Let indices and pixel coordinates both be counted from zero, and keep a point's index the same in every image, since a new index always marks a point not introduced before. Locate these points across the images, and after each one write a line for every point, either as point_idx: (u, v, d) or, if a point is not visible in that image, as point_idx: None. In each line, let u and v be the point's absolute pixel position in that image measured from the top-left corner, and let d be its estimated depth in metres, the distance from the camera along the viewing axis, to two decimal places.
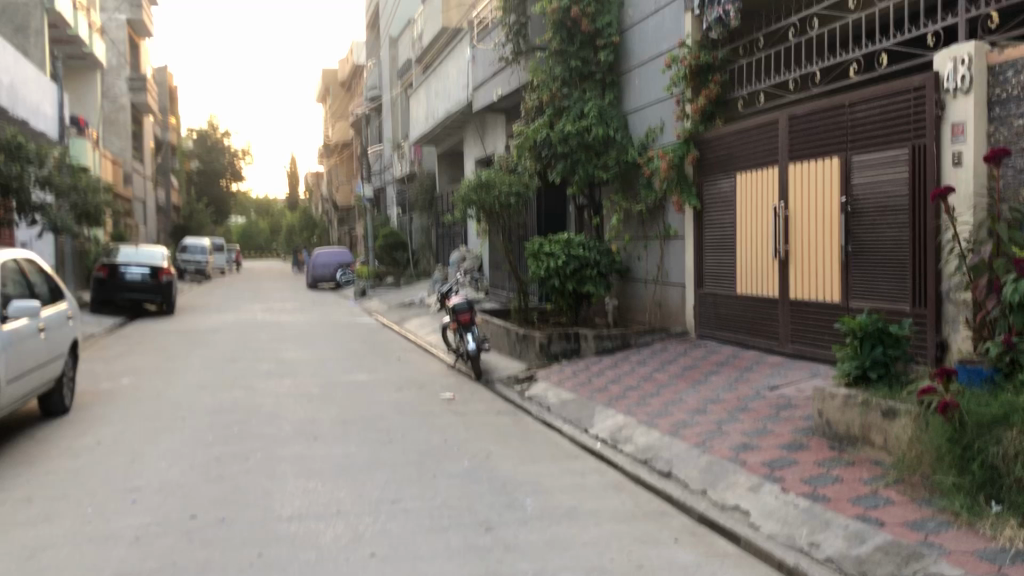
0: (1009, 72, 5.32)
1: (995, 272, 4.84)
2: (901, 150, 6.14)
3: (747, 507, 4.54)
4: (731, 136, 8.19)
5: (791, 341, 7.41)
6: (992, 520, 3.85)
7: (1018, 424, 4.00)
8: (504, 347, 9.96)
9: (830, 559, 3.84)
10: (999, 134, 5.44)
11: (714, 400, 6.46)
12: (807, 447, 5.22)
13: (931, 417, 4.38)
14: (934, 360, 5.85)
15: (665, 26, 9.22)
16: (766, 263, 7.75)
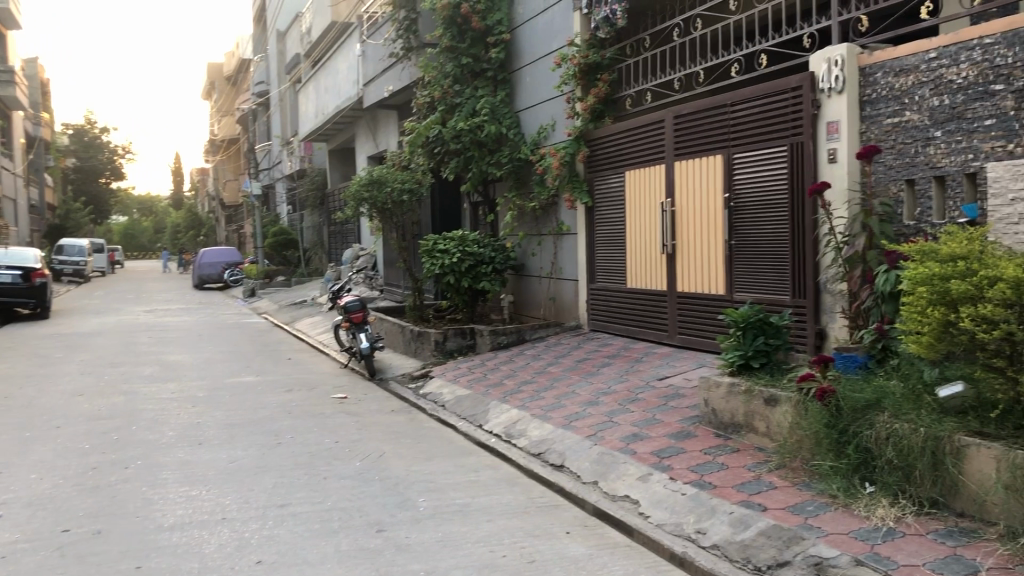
0: (879, 74, 5.59)
1: (869, 264, 5.17)
2: (781, 147, 6.37)
3: (637, 497, 4.63)
4: (619, 134, 8.34)
5: (678, 333, 7.59)
6: (866, 501, 4.03)
7: (889, 408, 4.17)
8: (398, 345, 9.88)
9: (716, 545, 3.95)
10: (870, 133, 5.69)
11: (605, 391, 6.57)
12: (694, 435, 5.36)
13: (810, 403, 4.58)
14: (813, 349, 6.08)
15: (554, 25, 9.33)
16: (655, 257, 7.92)
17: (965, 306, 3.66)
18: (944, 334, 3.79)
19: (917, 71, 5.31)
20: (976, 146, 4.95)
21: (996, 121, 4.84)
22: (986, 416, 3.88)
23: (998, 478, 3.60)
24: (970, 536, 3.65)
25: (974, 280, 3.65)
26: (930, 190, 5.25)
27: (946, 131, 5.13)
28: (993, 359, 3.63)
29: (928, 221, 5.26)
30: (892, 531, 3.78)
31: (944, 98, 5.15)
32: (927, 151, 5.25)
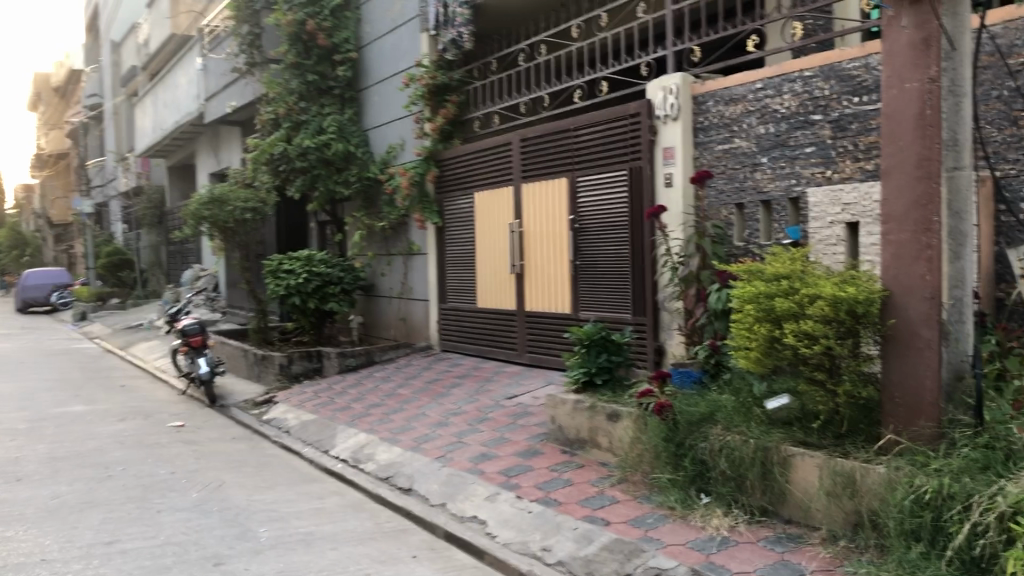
0: (710, 102, 5.92)
1: (702, 283, 5.45)
2: (621, 171, 6.58)
3: (484, 517, 4.64)
4: (468, 155, 8.41)
5: (527, 351, 7.69)
6: (702, 512, 4.21)
7: (722, 421, 4.36)
8: (241, 369, 9.55)
9: (561, 562, 4.01)
10: (703, 158, 6.00)
11: (455, 412, 6.57)
12: (542, 452, 5.44)
13: (649, 418, 4.73)
14: (653, 365, 6.30)
15: (401, 45, 9.35)
16: (504, 277, 8.00)
17: (788, 322, 3.84)
18: (770, 350, 3.97)
19: (745, 100, 5.65)
20: (798, 172, 5.29)
21: (815, 149, 5.18)
22: (809, 427, 4.11)
23: (820, 485, 3.83)
24: (796, 541, 3.86)
25: (795, 297, 3.85)
26: (758, 213, 5.58)
27: (772, 158, 5.47)
28: (814, 371, 3.89)
29: (756, 242, 5.59)
30: (726, 539, 3.95)
31: (769, 126, 5.50)
32: (755, 176, 5.59)
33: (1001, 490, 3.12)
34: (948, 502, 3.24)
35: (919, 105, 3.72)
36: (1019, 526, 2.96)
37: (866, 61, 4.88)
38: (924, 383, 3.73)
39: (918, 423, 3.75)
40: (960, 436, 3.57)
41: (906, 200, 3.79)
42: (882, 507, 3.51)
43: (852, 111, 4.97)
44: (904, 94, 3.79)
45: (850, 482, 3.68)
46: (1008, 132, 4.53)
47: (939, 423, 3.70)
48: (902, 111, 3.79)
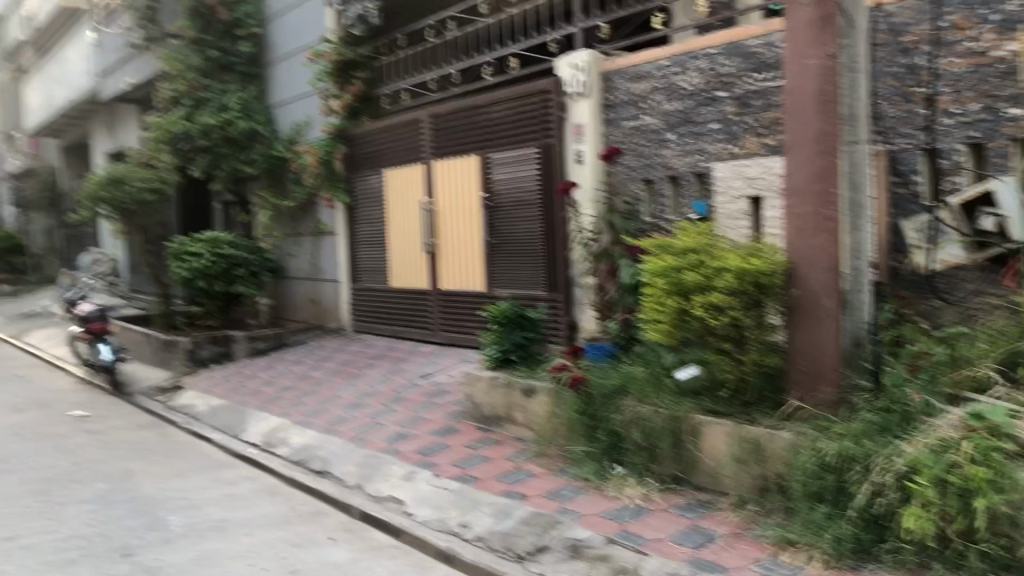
0: (618, 79, 6.01)
1: (614, 259, 5.59)
2: (532, 148, 6.59)
3: (402, 497, 4.62)
4: (377, 133, 8.30)
5: (441, 330, 7.68)
6: (617, 482, 4.30)
7: (635, 393, 4.43)
8: (145, 355, 9.25)
9: (479, 537, 4.03)
10: (612, 135, 6.10)
11: (369, 393, 6.52)
12: (458, 430, 5.45)
13: (563, 392, 4.77)
14: (567, 340, 6.37)
15: (306, 21, 9.14)
16: (416, 256, 7.95)
17: (697, 296, 3.93)
18: (681, 321, 4.06)
19: (652, 78, 5.75)
20: (704, 147, 5.41)
21: (721, 125, 5.30)
22: (718, 395, 4.24)
23: (729, 452, 3.95)
24: (706, 508, 3.99)
25: (703, 271, 3.93)
26: (665, 188, 5.70)
27: (678, 134, 5.58)
28: (723, 343, 4.01)
29: (664, 217, 5.73)
30: (640, 508, 4.06)
31: (676, 103, 5.60)
32: (662, 153, 5.70)
33: (898, 451, 3.29)
34: (849, 464, 3.40)
35: (820, 81, 3.85)
36: (914, 483, 3.14)
37: (769, 38, 5.02)
38: (826, 350, 3.88)
39: (821, 389, 3.91)
40: (860, 401, 3.73)
41: (809, 173, 3.91)
42: (788, 471, 3.64)
43: (756, 88, 5.10)
44: (805, 69, 3.91)
45: (757, 448, 3.81)
46: (902, 108, 4.72)
47: (840, 389, 3.86)
48: (804, 87, 3.90)
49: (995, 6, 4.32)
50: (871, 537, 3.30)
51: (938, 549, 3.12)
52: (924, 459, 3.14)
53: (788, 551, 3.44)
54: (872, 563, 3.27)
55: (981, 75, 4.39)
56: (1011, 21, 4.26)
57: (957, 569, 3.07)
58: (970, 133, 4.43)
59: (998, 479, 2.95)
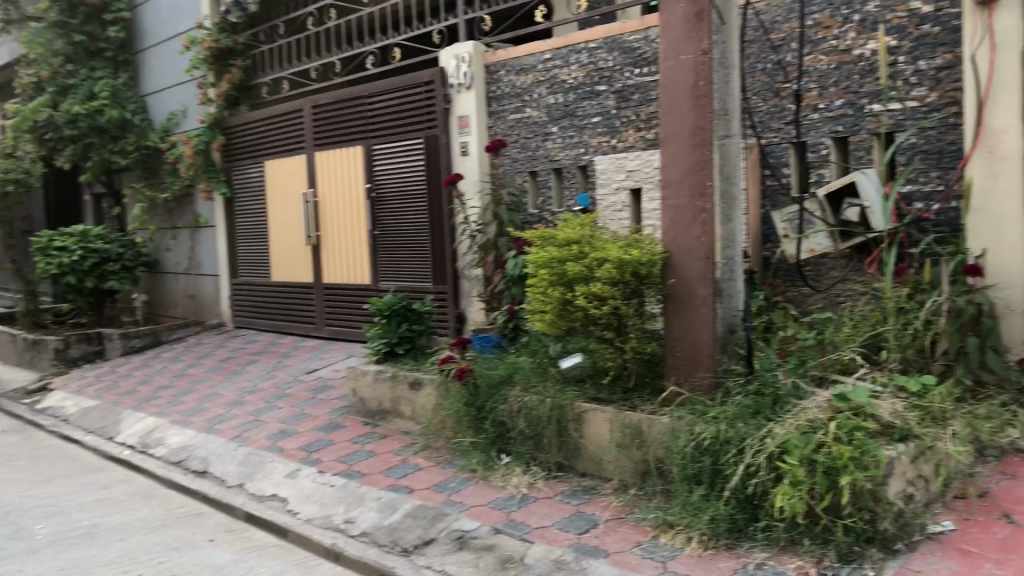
0: (502, 72, 6.07)
1: (500, 250, 5.64)
2: (415, 139, 6.53)
3: (285, 494, 4.52)
4: (256, 122, 8.07)
5: (325, 325, 7.55)
6: (503, 472, 4.33)
7: (520, 383, 4.46)
8: (9, 356, 8.75)
9: (365, 533, 3.98)
10: (497, 127, 6.15)
11: (250, 390, 6.36)
12: (343, 425, 5.38)
13: (450, 383, 4.77)
14: (454, 332, 6.37)
15: (180, 6, 8.84)
16: (298, 249, 7.78)
17: (578, 285, 3.99)
18: (563, 312, 4.11)
19: (535, 70, 5.86)
20: (586, 141, 5.57)
21: (601, 118, 5.48)
22: (600, 383, 4.35)
23: (611, 437, 4.04)
24: (591, 493, 4.07)
25: (584, 261, 3.99)
26: (550, 180, 5.83)
27: (561, 127, 5.72)
28: (604, 332, 4.10)
29: (549, 209, 5.84)
30: (526, 496, 4.09)
31: (558, 96, 5.74)
32: (546, 146, 5.82)
33: (769, 432, 3.43)
34: (725, 446, 3.50)
35: (694, 76, 3.94)
36: (785, 463, 3.27)
37: (646, 33, 5.20)
38: (702, 337, 3.99)
39: (697, 374, 4.01)
40: (734, 385, 3.86)
41: (683, 166, 4.00)
42: (667, 455, 3.74)
43: (634, 82, 5.29)
44: (679, 65, 3.99)
45: (638, 433, 3.91)
46: (772, 102, 4.91)
47: (716, 374, 3.98)
48: (679, 81, 3.99)
49: (856, 6, 4.54)
50: (745, 517, 3.41)
51: (807, 525, 3.25)
52: (794, 440, 3.28)
53: (668, 533, 3.53)
54: (747, 541, 3.39)
55: (844, 72, 4.60)
56: (870, 21, 4.49)
57: (824, 543, 3.21)
58: (834, 127, 4.65)
59: (861, 457, 3.14)
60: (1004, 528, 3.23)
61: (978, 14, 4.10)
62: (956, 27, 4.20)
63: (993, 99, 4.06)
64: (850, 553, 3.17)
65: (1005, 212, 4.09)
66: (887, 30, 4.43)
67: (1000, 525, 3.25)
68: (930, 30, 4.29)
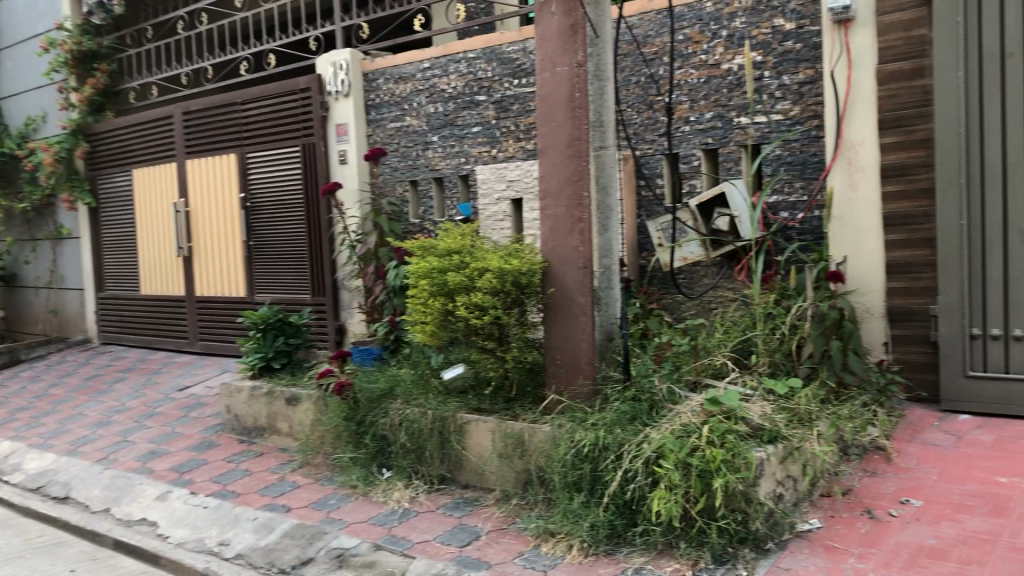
0: (380, 80, 6.04)
1: (380, 261, 5.55)
2: (291, 148, 6.37)
3: (155, 518, 4.30)
4: (123, 129, 7.72)
5: (199, 339, 7.28)
6: (384, 486, 4.25)
7: (402, 395, 4.40)
8: None
9: (240, 555, 3.82)
10: (375, 136, 6.11)
11: (118, 409, 6.06)
12: (217, 444, 5.19)
13: (329, 398, 4.66)
14: (334, 345, 6.26)
15: (38, 6, 8.40)
16: (170, 261, 7.47)
17: (459, 295, 3.95)
18: (445, 321, 4.06)
19: (414, 79, 5.86)
20: (466, 150, 5.62)
21: (481, 128, 5.53)
22: (482, 393, 4.33)
23: (493, 447, 4.03)
24: (473, 505, 4.04)
25: (465, 271, 3.96)
26: (431, 190, 5.86)
27: (441, 137, 5.75)
28: (485, 342, 4.08)
29: (430, 218, 5.87)
30: (407, 511, 4.03)
31: (438, 105, 5.75)
32: (427, 154, 5.83)
33: (646, 437, 3.48)
34: (603, 452, 3.54)
35: (569, 88, 3.98)
36: (661, 467, 3.33)
37: (524, 45, 5.30)
38: (581, 346, 4.03)
39: (577, 382, 4.04)
40: (612, 391, 3.91)
41: (561, 177, 4.03)
42: (548, 463, 3.75)
43: (513, 93, 5.37)
44: (556, 76, 4.03)
45: (519, 442, 3.91)
46: (645, 115, 5.04)
47: (595, 381, 4.02)
48: (555, 93, 4.02)
49: (723, 22, 4.71)
50: (624, 522, 3.45)
51: (683, 529, 3.30)
52: (669, 444, 3.34)
53: (549, 542, 3.53)
54: (626, 547, 3.43)
55: (713, 86, 4.77)
56: (737, 36, 4.65)
57: (699, 545, 3.26)
58: (704, 139, 4.82)
59: (734, 459, 3.23)
60: (866, 523, 3.37)
61: (836, 31, 4.30)
62: (816, 44, 4.39)
63: (851, 113, 4.28)
64: (724, 554, 3.25)
65: (863, 221, 4.31)
66: (753, 45, 4.60)
67: (863, 521, 3.39)
68: (793, 46, 4.47)
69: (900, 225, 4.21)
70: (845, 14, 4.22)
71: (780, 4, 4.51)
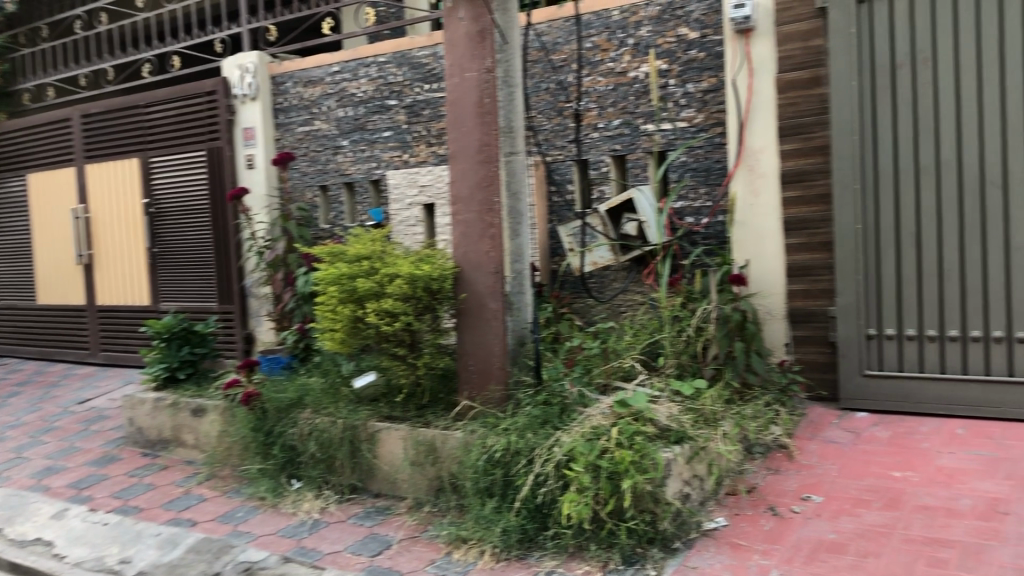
0: (288, 83, 5.97)
1: (290, 267, 5.49)
2: (197, 152, 6.19)
3: (51, 537, 4.10)
4: (16, 131, 7.39)
5: (101, 350, 7.03)
6: (293, 497, 4.18)
7: (311, 404, 4.33)
8: None
9: (142, 572, 3.67)
10: (284, 140, 6.05)
11: (12, 424, 5.79)
12: (119, 458, 5.02)
13: (237, 409, 4.56)
14: (242, 353, 6.13)
15: None
16: (69, 269, 7.19)
17: (369, 302, 3.88)
18: (355, 330, 3.98)
19: (323, 83, 5.80)
20: (377, 155, 5.60)
21: (392, 133, 5.52)
22: (393, 401, 4.30)
23: (404, 455, 4.00)
24: (384, 514, 4.00)
25: (375, 277, 3.90)
26: (341, 195, 5.82)
27: (351, 141, 5.71)
28: (396, 348, 4.03)
29: (340, 223, 5.83)
30: (317, 522, 3.97)
31: (347, 109, 5.71)
32: (337, 159, 5.78)
33: (557, 441, 3.50)
34: (515, 457, 3.55)
35: (479, 93, 3.98)
36: (571, 470, 3.35)
37: (434, 50, 5.31)
38: (493, 351, 4.03)
39: (488, 387, 4.04)
40: (524, 396, 3.92)
41: (471, 183, 4.02)
42: (460, 470, 3.74)
43: (424, 98, 5.39)
44: (465, 82, 4.02)
45: (431, 450, 3.89)
46: (555, 121, 5.09)
47: (506, 386, 4.02)
48: (464, 98, 4.01)
49: (630, 31, 4.79)
50: (535, 526, 3.46)
51: (593, 531, 3.33)
52: (579, 447, 3.37)
53: (461, 549, 3.52)
54: (537, 551, 3.44)
55: (621, 93, 4.86)
56: (643, 45, 4.75)
57: (609, 547, 3.30)
58: (613, 146, 4.90)
59: (642, 460, 3.27)
60: (770, 520, 3.46)
61: (737, 40, 4.42)
62: (719, 53, 4.52)
63: (752, 120, 4.41)
64: (633, 554, 3.29)
65: (764, 225, 4.44)
66: (658, 54, 4.70)
67: (766, 518, 3.48)
68: (696, 55, 4.59)
69: (799, 229, 4.35)
70: (746, 24, 4.34)
71: (684, 14, 4.62)
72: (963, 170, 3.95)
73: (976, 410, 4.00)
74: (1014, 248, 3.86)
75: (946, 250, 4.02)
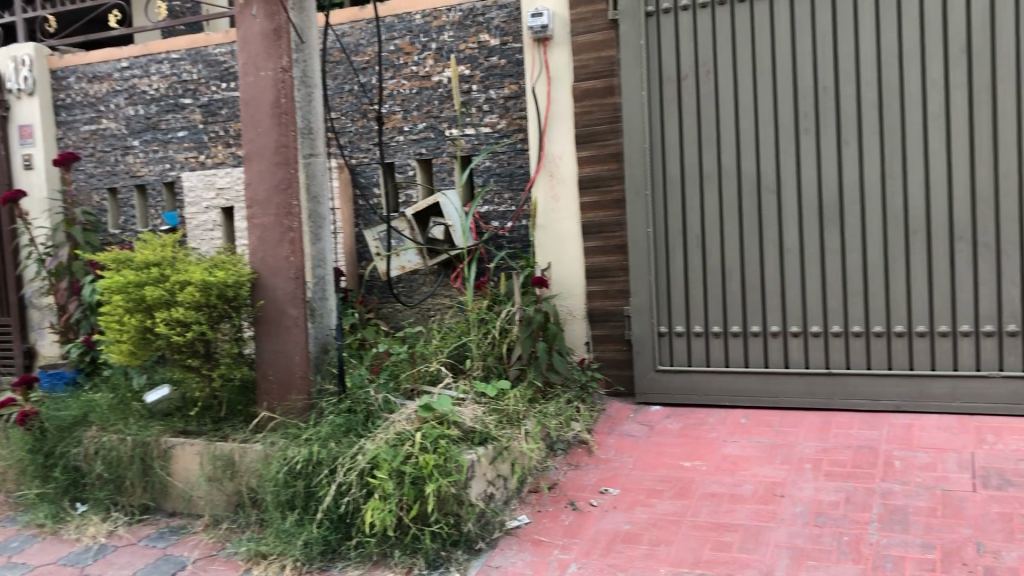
0: (71, 78, 5.59)
1: (74, 275, 5.08)
2: None
3: None
4: None
5: None
6: (77, 522, 3.89)
7: (97, 421, 4.06)
8: None
9: None
10: (67, 139, 5.66)
11: None
12: None
13: (11, 430, 4.22)
14: (22, 369, 5.65)
15: None
16: None
17: (158, 311, 3.66)
18: (144, 340, 3.76)
19: (110, 79, 5.48)
20: (171, 156, 5.36)
21: (187, 133, 5.29)
22: (188, 415, 4.12)
23: (200, 471, 3.81)
24: (179, 533, 3.80)
25: (164, 284, 3.69)
26: (132, 198, 5.54)
27: (143, 141, 5.43)
28: (189, 359, 3.84)
29: (131, 228, 5.56)
30: (103, 547, 3.71)
31: (138, 107, 5.42)
32: (127, 160, 5.50)
33: (360, 450, 3.44)
34: (316, 467, 3.46)
35: (275, 92, 3.85)
36: (374, 479, 3.29)
37: (231, 48, 5.13)
38: (294, 358, 3.91)
39: (290, 397, 3.92)
40: (327, 404, 3.84)
41: (267, 185, 3.89)
42: (260, 483, 3.61)
43: (221, 97, 5.20)
44: (260, 80, 3.89)
45: (229, 464, 3.73)
46: (359, 123, 5.05)
47: (309, 395, 3.91)
48: (259, 98, 3.87)
49: (432, 35, 4.81)
50: (338, 536, 3.39)
51: (397, 537, 3.29)
52: (383, 454, 3.32)
53: (260, 564, 3.39)
54: (340, 561, 3.38)
55: (425, 97, 4.87)
56: (446, 49, 4.79)
57: (413, 553, 3.27)
58: (418, 149, 4.92)
59: (446, 463, 3.28)
60: (570, 514, 3.56)
61: (536, 48, 4.53)
62: (519, 61, 4.63)
63: (551, 128, 4.54)
64: (438, 558, 3.29)
65: (564, 228, 4.59)
66: (460, 59, 4.76)
67: (566, 513, 3.58)
68: (498, 62, 4.68)
69: (595, 232, 4.53)
70: (544, 33, 4.46)
71: (485, 20, 4.70)
72: (743, 177, 4.21)
73: (756, 400, 4.29)
74: (788, 249, 4.16)
75: (729, 251, 4.28)
